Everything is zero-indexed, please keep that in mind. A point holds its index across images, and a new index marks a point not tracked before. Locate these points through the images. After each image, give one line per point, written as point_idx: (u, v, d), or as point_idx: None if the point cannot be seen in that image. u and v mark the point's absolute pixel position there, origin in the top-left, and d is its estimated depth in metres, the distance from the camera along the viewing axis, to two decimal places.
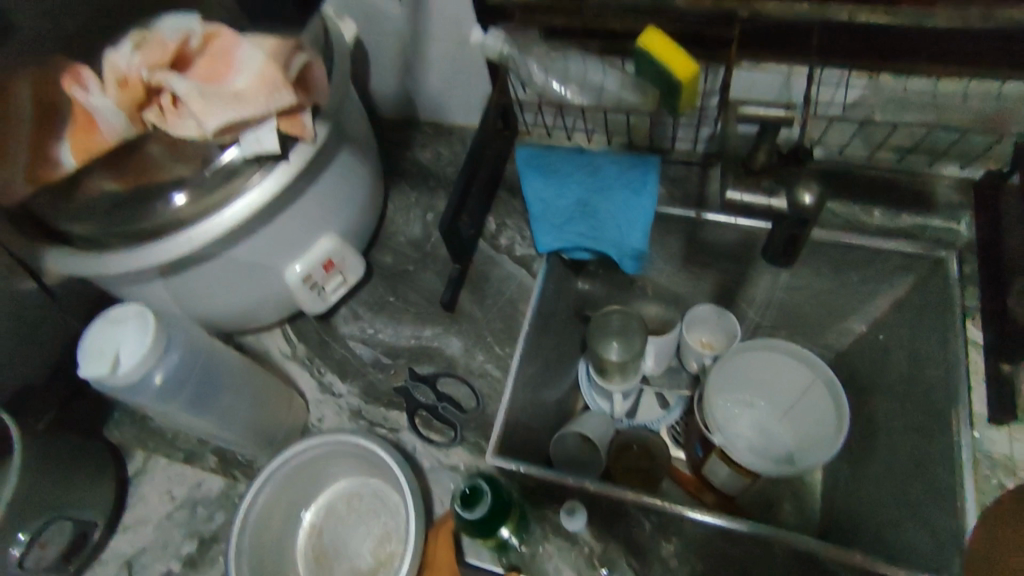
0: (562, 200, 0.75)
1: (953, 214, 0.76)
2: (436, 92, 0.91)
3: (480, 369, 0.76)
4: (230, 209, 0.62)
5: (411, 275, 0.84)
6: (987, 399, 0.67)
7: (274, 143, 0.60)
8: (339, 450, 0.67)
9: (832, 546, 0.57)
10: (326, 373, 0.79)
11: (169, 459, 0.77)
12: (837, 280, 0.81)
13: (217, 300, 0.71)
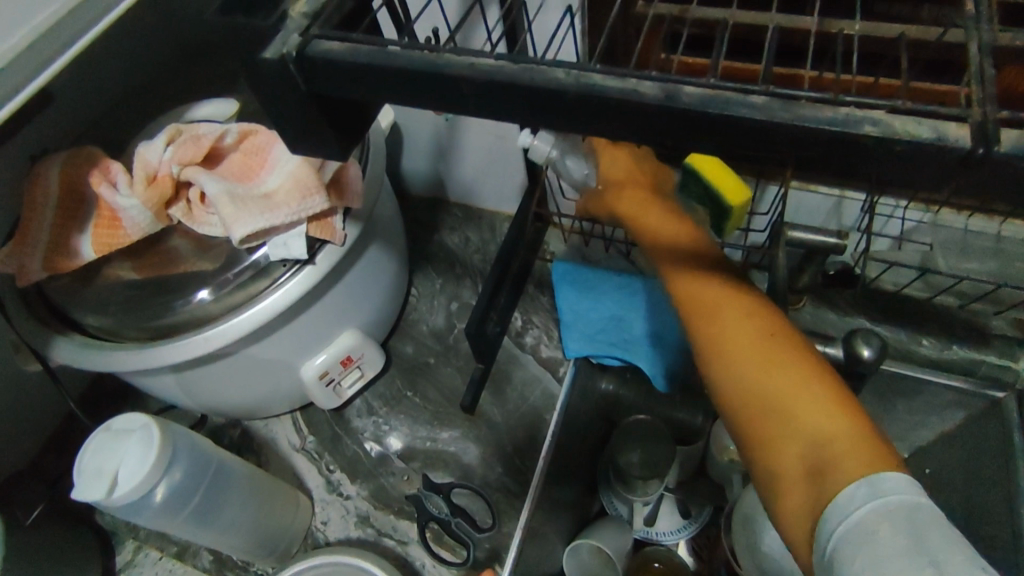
0: (595, 310, 0.74)
1: (1009, 349, 0.72)
2: (470, 177, 0.89)
3: (498, 482, 0.71)
4: (250, 314, 0.59)
5: (432, 369, 0.80)
6: None
7: (303, 249, 0.58)
8: (344, 571, 0.62)
9: None
10: (334, 471, 0.74)
11: (161, 553, 0.72)
12: (882, 407, 0.76)
13: (229, 393, 0.68)
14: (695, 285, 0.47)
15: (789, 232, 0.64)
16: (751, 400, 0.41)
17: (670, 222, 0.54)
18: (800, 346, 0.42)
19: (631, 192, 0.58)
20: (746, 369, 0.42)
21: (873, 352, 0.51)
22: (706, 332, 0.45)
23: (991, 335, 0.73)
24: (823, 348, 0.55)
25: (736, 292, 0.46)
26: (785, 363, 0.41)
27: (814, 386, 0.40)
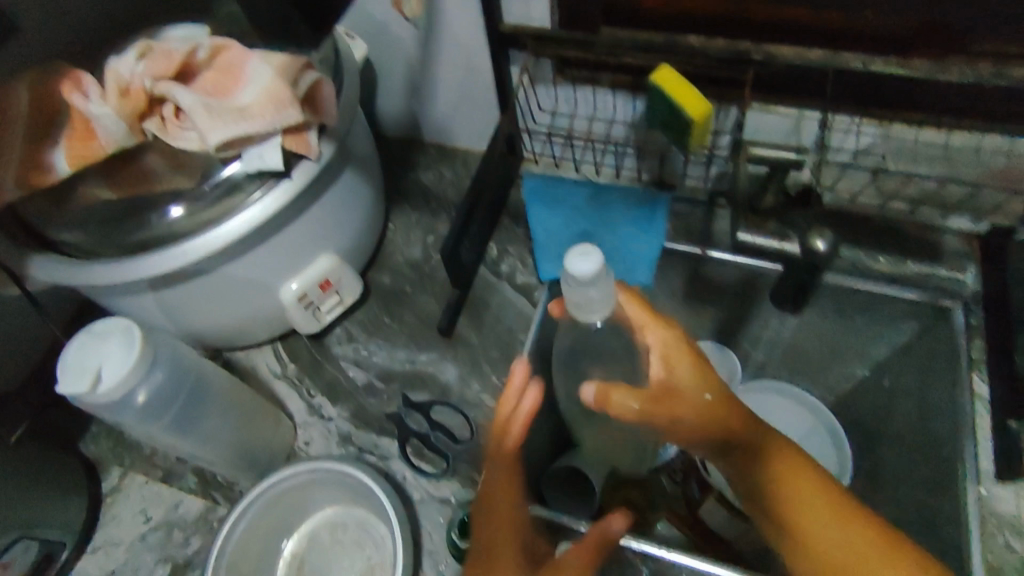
0: (566, 229, 0.74)
1: (959, 263, 0.76)
2: (444, 115, 0.90)
3: (475, 399, 0.74)
4: (225, 227, 0.60)
5: (409, 299, 0.82)
6: (995, 456, 0.64)
7: (278, 160, 0.59)
8: (328, 479, 0.64)
9: None
10: (316, 395, 0.76)
11: (147, 477, 0.74)
12: (841, 323, 0.80)
13: (209, 316, 0.69)
14: (709, 419, 0.49)
15: (751, 148, 0.67)
16: (793, 525, 0.47)
17: (708, 371, 0.49)
18: (837, 504, 0.47)
19: (705, 382, 0.49)
20: (783, 500, 0.48)
21: (825, 244, 0.54)
22: (755, 480, 0.49)
23: (942, 250, 0.77)
24: (780, 245, 0.58)
25: (749, 418, 0.50)
26: (818, 509, 0.47)
27: (839, 512, 0.47)
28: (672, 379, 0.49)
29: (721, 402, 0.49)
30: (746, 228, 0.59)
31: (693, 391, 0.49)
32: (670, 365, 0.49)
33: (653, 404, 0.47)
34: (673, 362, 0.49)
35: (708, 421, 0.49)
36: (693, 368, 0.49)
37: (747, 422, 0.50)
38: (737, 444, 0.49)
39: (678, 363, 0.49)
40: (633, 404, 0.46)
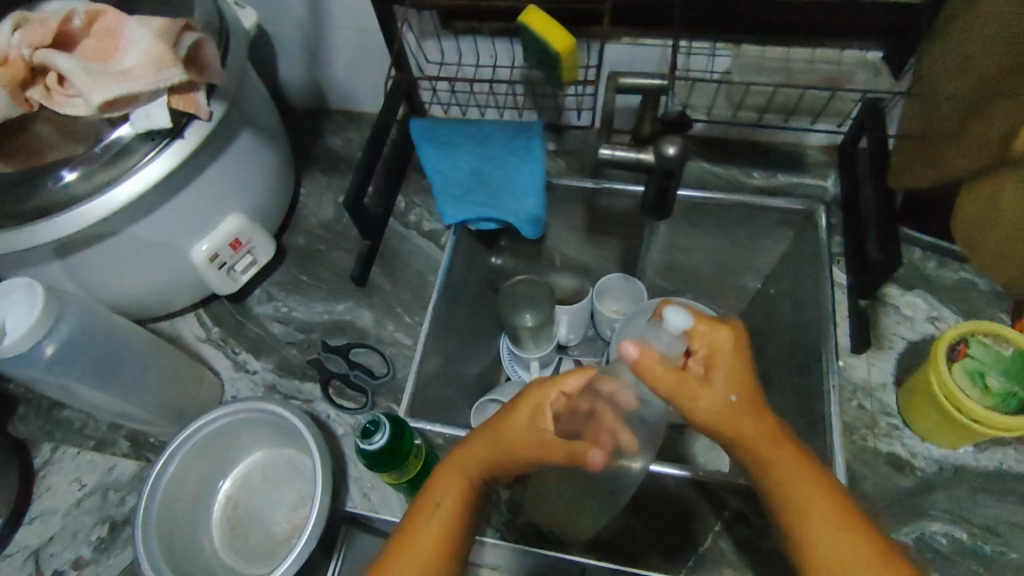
0: (457, 170, 0.78)
1: (821, 172, 0.84)
2: (344, 80, 0.93)
3: (391, 338, 0.78)
4: (122, 186, 0.63)
5: (324, 255, 0.86)
6: (850, 332, 0.72)
7: (166, 118, 0.61)
8: (251, 420, 0.67)
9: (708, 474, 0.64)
10: (240, 352, 0.79)
11: (79, 448, 0.76)
12: (726, 238, 0.88)
13: (122, 282, 0.71)
14: (720, 416, 0.47)
15: (618, 78, 0.71)
16: (799, 527, 0.45)
17: (743, 366, 0.48)
18: (848, 512, 0.45)
19: (736, 383, 0.47)
20: (795, 506, 0.46)
21: (673, 149, 0.61)
22: (766, 483, 0.47)
23: (806, 162, 0.85)
24: (637, 156, 0.64)
25: (777, 438, 0.47)
26: (828, 514, 0.45)
27: (847, 526, 0.45)
28: (707, 378, 0.47)
29: (748, 406, 0.47)
30: (608, 144, 0.66)
31: (718, 386, 0.47)
32: (713, 368, 0.47)
33: (689, 390, 0.46)
34: (717, 363, 0.47)
35: (726, 426, 0.47)
36: (728, 366, 0.47)
37: (767, 423, 0.47)
38: (756, 459, 0.47)
39: (721, 362, 0.47)
40: (662, 382, 0.45)
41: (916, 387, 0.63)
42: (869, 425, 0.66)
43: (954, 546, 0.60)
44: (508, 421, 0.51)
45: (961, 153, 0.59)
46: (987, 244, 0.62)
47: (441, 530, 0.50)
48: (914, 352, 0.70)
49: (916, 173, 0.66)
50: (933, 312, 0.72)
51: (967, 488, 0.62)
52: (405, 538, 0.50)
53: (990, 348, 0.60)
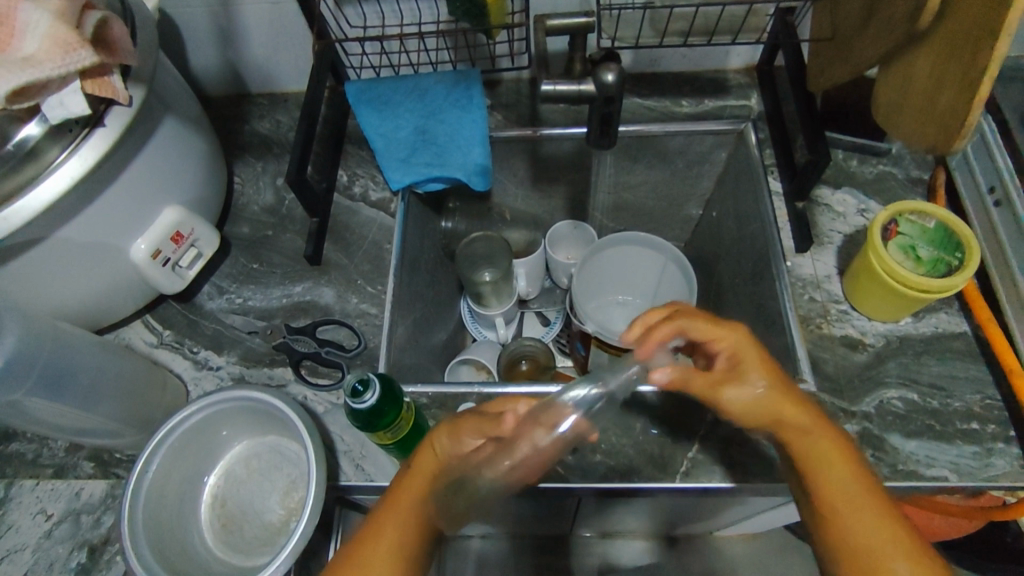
0: (400, 131, 0.78)
1: (744, 93, 0.88)
2: (262, 59, 0.89)
3: (358, 310, 0.77)
4: (43, 184, 0.58)
5: (272, 240, 0.83)
6: (792, 234, 0.76)
7: (83, 105, 0.57)
8: (228, 410, 0.65)
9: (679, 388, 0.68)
10: (200, 350, 0.76)
11: (36, 479, 0.69)
12: (667, 169, 0.93)
13: (59, 293, 0.67)
14: (753, 403, 0.57)
15: (545, 19, 0.71)
16: (830, 518, 0.54)
17: (772, 371, 0.58)
18: (878, 500, 0.54)
19: (766, 380, 0.57)
20: (826, 492, 0.55)
21: (613, 76, 0.64)
22: (812, 473, 0.56)
23: (729, 86, 0.89)
24: (580, 88, 0.66)
25: (808, 417, 0.57)
26: (854, 494, 0.54)
27: (869, 497, 0.54)
28: (734, 373, 0.58)
29: (785, 405, 0.57)
30: (548, 80, 0.67)
31: (750, 380, 0.57)
32: (744, 365, 0.58)
33: (719, 386, 0.57)
34: (742, 360, 0.58)
35: (761, 414, 0.57)
36: (752, 358, 0.58)
37: (804, 413, 0.57)
38: (786, 437, 0.57)
39: (749, 359, 0.58)
40: (694, 381, 0.57)
41: (857, 272, 0.69)
42: (822, 314, 0.72)
43: (910, 407, 0.65)
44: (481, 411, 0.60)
45: (868, 40, 0.62)
46: (904, 124, 0.63)
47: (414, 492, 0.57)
48: (851, 243, 0.76)
49: (832, 71, 0.69)
50: (862, 205, 0.78)
51: (911, 353, 0.68)
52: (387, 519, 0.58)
53: (916, 224, 0.67)
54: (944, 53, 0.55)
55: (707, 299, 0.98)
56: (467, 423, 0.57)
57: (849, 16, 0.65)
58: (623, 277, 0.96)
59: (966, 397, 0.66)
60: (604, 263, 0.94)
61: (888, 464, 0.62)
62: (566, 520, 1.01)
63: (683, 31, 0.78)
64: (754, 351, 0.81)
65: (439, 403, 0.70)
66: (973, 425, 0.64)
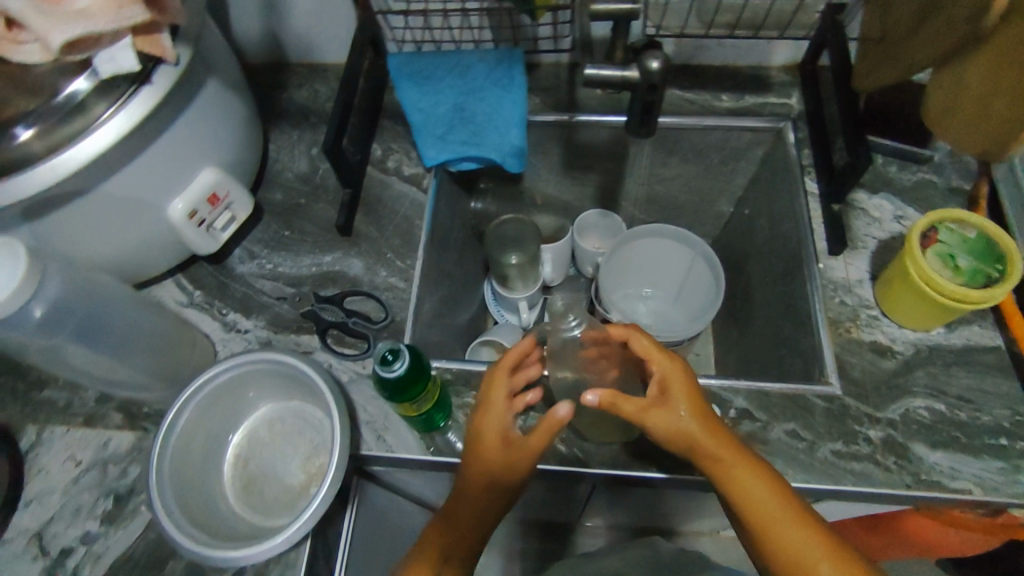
0: (439, 107, 0.78)
1: (786, 90, 0.87)
2: (304, 28, 0.89)
3: (386, 283, 0.78)
4: (88, 138, 0.59)
5: (305, 209, 0.84)
6: (826, 236, 0.75)
7: (133, 61, 0.57)
8: (256, 372, 0.66)
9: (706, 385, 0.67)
10: (228, 313, 0.77)
11: (67, 426, 0.71)
12: (702, 163, 0.92)
13: (97, 246, 0.68)
14: (677, 433, 0.56)
15: (591, 4, 0.70)
16: (762, 526, 0.53)
17: (692, 394, 0.58)
18: (799, 513, 0.53)
19: (689, 407, 0.57)
20: (752, 509, 0.54)
21: (657, 63, 0.64)
22: (734, 495, 0.54)
23: (771, 82, 0.88)
24: (623, 74, 0.66)
25: (723, 445, 0.55)
26: (776, 510, 0.53)
27: (791, 508, 0.53)
28: (664, 400, 0.57)
29: (705, 430, 0.56)
30: (592, 64, 0.67)
31: (674, 407, 0.56)
32: (670, 397, 0.57)
33: (648, 410, 0.56)
34: (671, 388, 0.58)
35: (681, 439, 0.56)
36: (680, 390, 0.57)
37: (721, 440, 0.56)
38: (707, 461, 0.55)
39: (675, 386, 0.58)
40: (624, 406, 0.56)
41: (891, 278, 0.68)
42: (853, 318, 0.71)
43: (937, 417, 0.65)
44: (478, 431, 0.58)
45: (923, 44, 0.60)
46: (953, 128, 0.62)
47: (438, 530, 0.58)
48: (885, 249, 0.75)
49: (880, 73, 0.68)
50: (900, 212, 0.77)
51: (941, 364, 0.68)
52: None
53: (956, 232, 0.65)
54: (1001, 63, 0.54)
55: (732, 297, 0.98)
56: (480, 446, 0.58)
57: (902, 16, 0.63)
58: (648, 270, 0.96)
59: (995, 412, 0.65)
60: (631, 254, 0.93)
61: (911, 473, 0.62)
62: (575, 507, 1.02)
63: (730, 24, 0.77)
64: (779, 352, 0.80)
65: (462, 379, 0.70)
66: (1000, 441, 0.63)
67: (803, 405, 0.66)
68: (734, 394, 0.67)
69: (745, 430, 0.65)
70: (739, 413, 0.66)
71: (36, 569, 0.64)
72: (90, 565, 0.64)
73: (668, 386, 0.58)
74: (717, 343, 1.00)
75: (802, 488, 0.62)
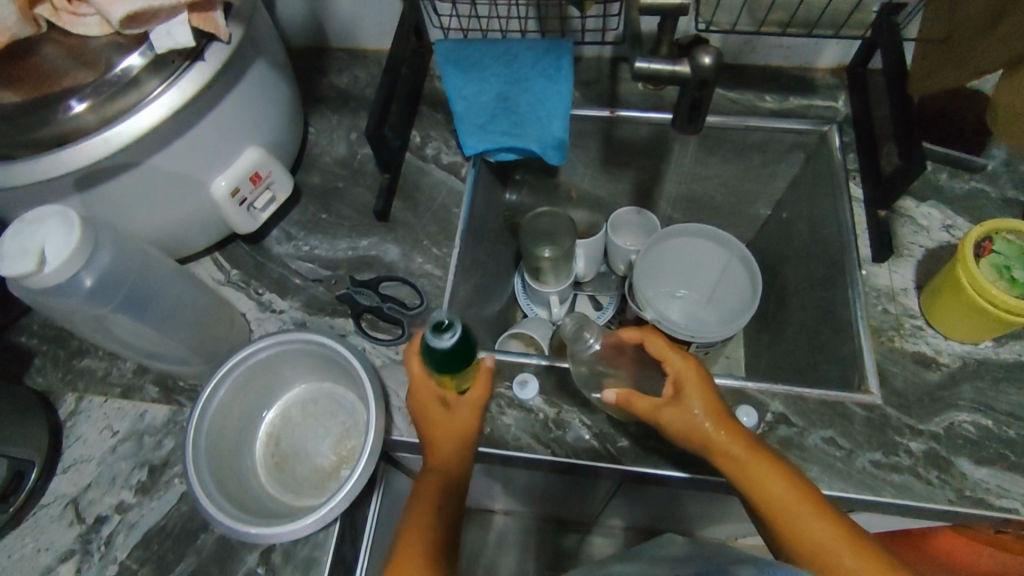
0: (482, 96, 0.78)
1: (833, 93, 0.85)
2: (348, 13, 0.90)
3: (421, 270, 0.78)
4: (141, 112, 0.59)
5: (342, 193, 0.84)
6: (871, 242, 0.74)
7: (188, 36, 0.58)
8: (292, 351, 0.67)
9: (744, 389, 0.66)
10: (264, 293, 0.77)
11: (105, 396, 0.72)
12: (742, 164, 0.91)
13: (143, 219, 0.68)
14: (691, 429, 0.55)
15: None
16: (783, 523, 0.51)
17: (710, 392, 0.56)
18: (822, 510, 0.51)
19: (705, 405, 0.55)
20: (772, 507, 0.52)
21: (710, 59, 0.63)
22: (754, 495, 0.53)
23: (817, 85, 0.86)
24: (673, 69, 0.64)
25: (739, 443, 0.54)
26: (799, 508, 0.51)
27: (814, 506, 0.52)
28: (677, 397, 0.56)
29: (720, 429, 0.55)
30: (643, 57, 0.66)
31: (687, 404, 0.55)
32: (684, 393, 0.56)
33: (660, 408, 0.56)
34: (685, 385, 0.57)
35: (695, 438, 0.55)
36: (694, 385, 0.56)
37: (737, 438, 0.55)
38: (724, 460, 0.55)
39: (689, 384, 0.56)
40: (637, 404, 0.56)
41: (939, 287, 0.66)
42: (896, 327, 0.69)
43: (982, 432, 0.63)
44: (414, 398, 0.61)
45: (991, 46, 0.59)
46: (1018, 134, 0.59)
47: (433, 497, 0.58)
48: (933, 258, 0.73)
49: (939, 76, 0.66)
50: (948, 221, 0.75)
51: (988, 379, 0.66)
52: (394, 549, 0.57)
53: (1013, 243, 0.63)
54: None
55: (766, 301, 0.96)
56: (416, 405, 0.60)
57: (971, 16, 0.62)
58: (681, 271, 0.95)
59: None
60: (666, 252, 0.92)
61: (953, 488, 0.60)
62: (595, 506, 1.01)
63: (781, 22, 0.75)
64: (815, 359, 0.79)
65: (495, 370, 0.70)
66: None
67: (842, 413, 0.64)
68: (772, 398, 0.66)
69: (781, 436, 0.64)
70: (776, 417, 0.65)
71: (71, 534, 0.65)
72: (123, 533, 0.65)
73: (680, 383, 0.57)
74: (747, 348, 0.98)
75: (839, 497, 0.61)
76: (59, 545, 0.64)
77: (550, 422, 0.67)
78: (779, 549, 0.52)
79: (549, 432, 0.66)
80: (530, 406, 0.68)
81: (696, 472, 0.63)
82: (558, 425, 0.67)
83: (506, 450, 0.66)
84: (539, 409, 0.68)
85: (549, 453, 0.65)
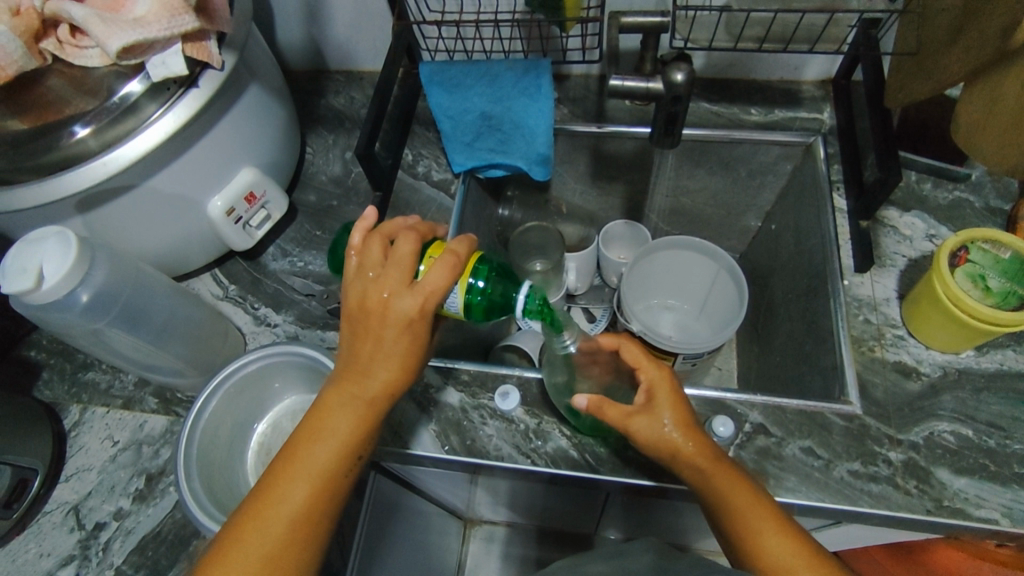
0: (467, 116, 0.81)
1: (818, 106, 0.86)
2: (343, 37, 0.93)
3: None
4: (138, 137, 0.62)
5: (337, 211, 0.88)
6: (853, 253, 0.74)
7: (182, 65, 0.61)
8: (282, 363, 0.69)
9: (721, 399, 0.67)
10: (259, 307, 0.80)
11: (107, 407, 0.75)
12: (729, 177, 0.92)
13: (142, 238, 0.72)
14: (660, 440, 0.56)
15: (620, 16, 0.70)
16: (746, 536, 0.53)
17: (680, 404, 0.57)
18: (782, 521, 0.53)
19: (675, 416, 0.56)
20: (735, 519, 0.53)
21: (682, 76, 0.64)
22: (720, 506, 0.54)
23: (803, 97, 0.87)
24: (647, 86, 0.66)
25: (707, 454, 0.55)
26: (761, 519, 0.53)
27: (773, 517, 0.53)
28: (648, 407, 0.57)
29: (688, 441, 0.56)
30: (618, 75, 0.68)
31: (659, 415, 0.56)
32: (656, 403, 0.57)
33: (631, 417, 0.56)
34: (657, 395, 0.57)
35: (664, 448, 0.56)
36: (667, 396, 0.57)
37: (704, 451, 0.56)
38: (689, 469, 0.56)
39: (661, 395, 0.57)
40: (608, 412, 0.56)
41: (918, 297, 0.67)
42: (876, 337, 0.69)
43: (963, 442, 0.63)
44: (392, 304, 0.53)
45: (954, 57, 0.61)
46: (987, 140, 0.63)
47: (345, 434, 0.53)
48: (915, 268, 0.73)
49: (911, 88, 0.67)
50: (932, 230, 0.75)
51: (969, 389, 0.66)
52: (294, 457, 0.52)
53: (989, 253, 0.64)
54: None
55: (756, 312, 0.97)
56: (394, 304, 0.52)
57: (941, 28, 0.62)
58: (670, 282, 0.96)
59: None
60: (654, 264, 0.93)
61: (932, 498, 0.60)
62: (589, 517, 1.02)
63: (759, 37, 0.76)
64: (800, 369, 0.79)
65: (479, 382, 0.72)
66: None
67: (821, 423, 0.65)
68: (751, 408, 0.66)
69: (760, 446, 0.64)
70: (754, 427, 0.65)
71: (72, 540, 0.67)
72: (120, 539, 0.67)
73: (653, 393, 0.58)
74: (739, 358, 0.99)
75: (816, 507, 0.61)
76: (59, 550, 0.67)
77: (531, 432, 0.68)
78: (739, 561, 0.53)
79: (529, 442, 0.68)
80: (511, 417, 0.69)
81: (659, 479, 0.64)
82: (538, 436, 0.68)
83: (487, 460, 0.67)
84: (521, 419, 0.69)
85: (529, 463, 0.67)
